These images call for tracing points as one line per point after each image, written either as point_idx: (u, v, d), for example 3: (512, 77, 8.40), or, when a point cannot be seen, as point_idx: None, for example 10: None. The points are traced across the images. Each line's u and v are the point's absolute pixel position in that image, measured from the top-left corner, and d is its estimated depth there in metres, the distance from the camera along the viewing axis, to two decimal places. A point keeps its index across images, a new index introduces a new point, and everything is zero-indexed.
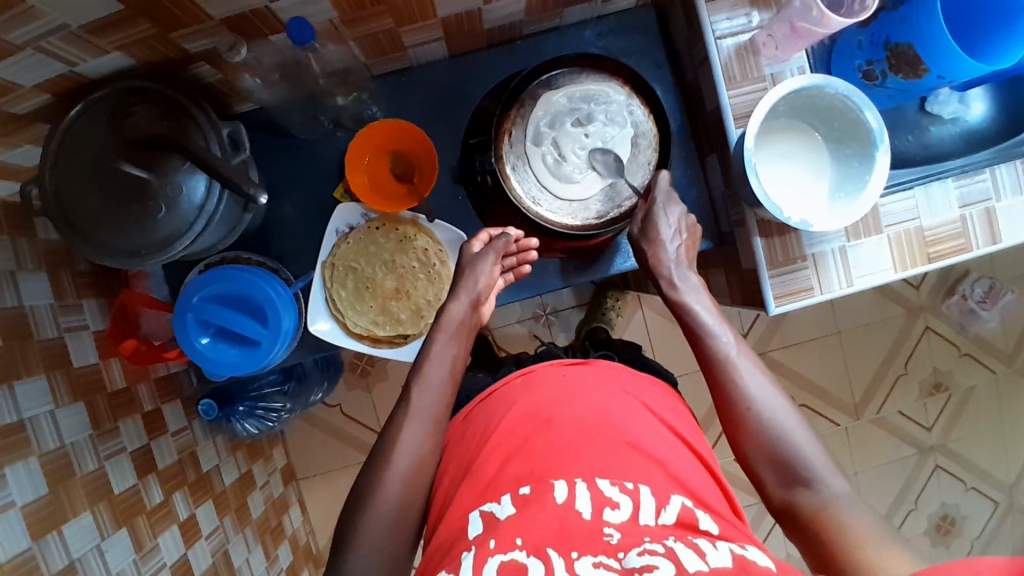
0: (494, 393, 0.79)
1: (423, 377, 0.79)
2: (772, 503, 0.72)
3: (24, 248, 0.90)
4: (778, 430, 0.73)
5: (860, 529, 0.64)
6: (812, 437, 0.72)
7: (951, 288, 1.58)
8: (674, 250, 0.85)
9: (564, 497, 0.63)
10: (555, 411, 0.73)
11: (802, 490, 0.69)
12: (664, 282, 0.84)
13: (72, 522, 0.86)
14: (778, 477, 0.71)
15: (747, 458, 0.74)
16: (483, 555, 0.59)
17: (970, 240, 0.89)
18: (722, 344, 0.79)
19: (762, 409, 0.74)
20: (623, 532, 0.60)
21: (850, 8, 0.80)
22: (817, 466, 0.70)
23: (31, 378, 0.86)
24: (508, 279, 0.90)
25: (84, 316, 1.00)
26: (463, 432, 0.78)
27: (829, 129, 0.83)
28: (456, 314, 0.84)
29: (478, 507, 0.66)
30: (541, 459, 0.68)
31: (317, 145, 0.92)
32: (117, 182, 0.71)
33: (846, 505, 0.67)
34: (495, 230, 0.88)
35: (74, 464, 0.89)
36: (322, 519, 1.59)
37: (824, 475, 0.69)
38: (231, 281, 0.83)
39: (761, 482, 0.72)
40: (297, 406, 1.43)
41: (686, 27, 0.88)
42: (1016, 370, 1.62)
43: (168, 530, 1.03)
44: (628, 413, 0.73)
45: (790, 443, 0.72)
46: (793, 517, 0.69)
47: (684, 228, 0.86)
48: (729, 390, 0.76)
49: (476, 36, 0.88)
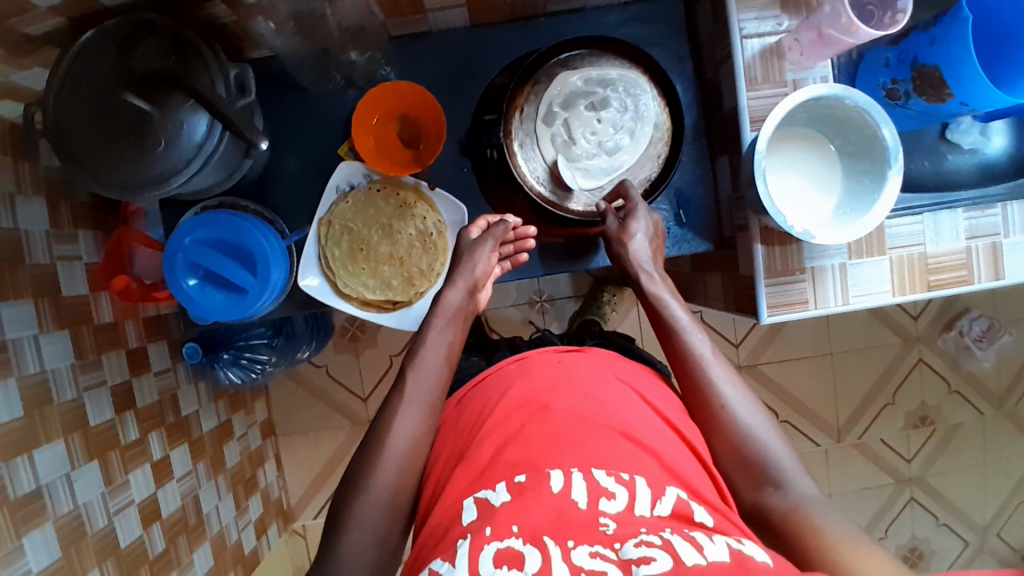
0: (488, 378, 0.79)
1: (417, 362, 0.77)
2: (743, 510, 0.69)
3: (24, 172, 0.89)
4: (751, 431, 0.71)
5: (830, 530, 0.62)
6: (784, 440, 0.71)
7: (950, 322, 1.57)
8: (643, 246, 0.83)
9: (561, 485, 0.61)
10: (550, 398, 0.71)
11: (771, 492, 0.67)
12: (642, 276, 0.82)
13: (44, 448, 0.86)
14: (747, 477, 0.69)
15: (718, 458, 0.72)
16: (479, 542, 0.57)
17: (972, 273, 0.88)
18: (698, 345, 0.77)
19: (737, 409, 0.72)
20: (620, 522, 0.58)
21: (881, 19, 0.77)
22: (788, 470, 0.68)
23: (17, 302, 0.86)
24: (505, 266, 0.90)
25: (78, 247, 0.99)
26: (457, 417, 0.77)
27: (844, 143, 0.82)
28: (453, 301, 0.83)
29: (472, 495, 0.64)
30: (536, 447, 0.66)
31: (326, 100, 0.91)
32: (119, 113, 0.70)
33: (817, 508, 0.64)
34: (495, 216, 0.88)
35: (52, 392, 0.89)
36: (296, 475, 1.60)
37: (790, 476, 0.68)
38: (224, 228, 0.83)
39: (732, 484, 0.71)
40: (283, 361, 1.39)
41: (711, 22, 0.86)
42: (1005, 413, 1.61)
43: (141, 469, 1.04)
44: (621, 403, 0.72)
45: (763, 443, 0.70)
46: (765, 522, 0.67)
47: (652, 229, 0.84)
48: (704, 387, 0.75)
49: (498, 6, 0.86)
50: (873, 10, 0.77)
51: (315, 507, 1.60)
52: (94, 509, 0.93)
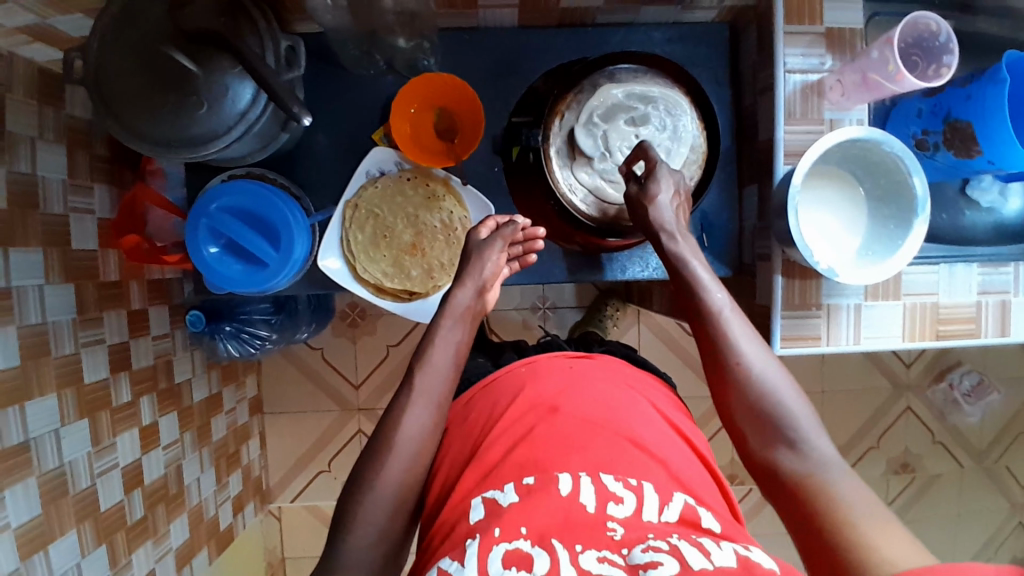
0: (496, 380, 0.78)
1: (428, 362, 0.74)
2: (755, 464, 0.71)
3: (48, 117, 0.88)
4: (769, 390, 0.71)
5: (846, 493, 0.62)
6: (802, 398, 0.71)
7: (941, 374, 1.60)
8: (667, 207, 0.80)
9: (569, 489, 0.61)
10: (560, 401, 0.71)
11: (784, 450, 0.68)
12: (664, 237, 0.80)
13: (36, 401, 0.84)
14: (759, 433, 0.70)
15: (732, 414, 0.73)
16: (487, 542, 0.56)
17: (980, 327, 0.89)
18: (716, 300, 0.75)
19: (755, 368, 0.72)
20: (627, 527, 0.58)
21: (925, 71, 0.79)
22: (802, 428, 0.68)
23: (26, 248, 0.84)
24: (513, 267, 0.87)
25: (92, 201, 0.97)
26: (465, 416, 0.77)
27: (873, 187, 0.83)
28: (462, 300, 0.80)
29: (478, 493, 0.64)
30: (544, 448, 0.66)
31: (365, 83, 0.91)
32: (163, 70, 0.70)
33: (831, 471, 0.65)
34: (503, 218, 0.85)
35: (51, 344, 0.87)
36: (277, 456, 1.58)
37: (809, 436, 0.68)
38: (248, 197, 0.82)
39: (743, 440, 0.72)
40: (282, 339, 1.37)
41: (756, 52, 0.87)
42: (984, 469, 1.64)
43: (128, 432, 1.02)
44: (629, 409, 0.72)
45: (778, 401, 0.70)
46: (776, 479, 0.68)
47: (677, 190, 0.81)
48: (721, 346, 0.73)
49: (549, 11, 0.86)
50: (918, 60, 0.79)
51: (294, 489, 1.58)
52: (78, 468, 0.91)
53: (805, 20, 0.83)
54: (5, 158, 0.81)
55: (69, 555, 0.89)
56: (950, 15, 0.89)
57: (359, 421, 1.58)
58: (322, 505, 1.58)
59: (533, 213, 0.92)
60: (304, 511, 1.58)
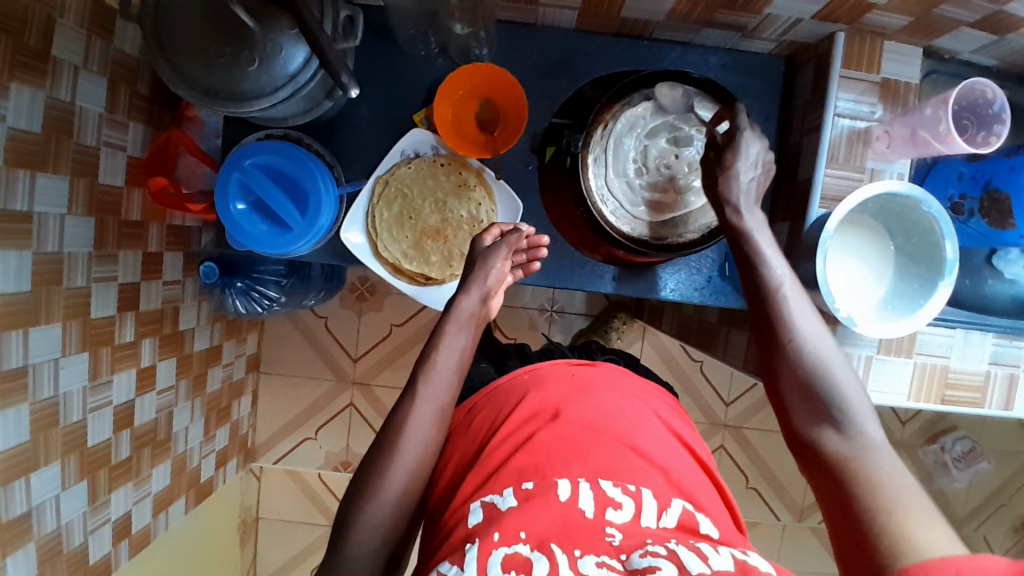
0: (501, 386, 0.79)
1: (431, 369, 0.74)
2: (796, 441, 0.67)
3: (95, 48, 0.88)
4: (822, 367, 0.67)
5: (887, 481, 0.59)
6: (857, 380, 0.67)
7: (934, 437, 1.60)
8: (748, 182, 0.77)
9: (568, 495, 0.61)
10: (562, 407, 0.71)
11: (830, 432, 0.65)
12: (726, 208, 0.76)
13: (41, 328, 0.84)
14: (807, 411, 0.66)
15: (781, 388, 0.69)
16: (487, 546, 0.56)
17: (985, 397, 0.90)
18: (776, 273, 0.72)
19: (808, 345, 0.68)
20: (626, 533, 0.59)
21: (974, 136, 0.78)
22: (855, 412, 0.65)
23: (55, 176, 0.84)
24: (516, 274, 0.86)
25: (126, 138, 0.97)
26: (469, 422, 0.77)
27: (904, 244, 0.83)
28: (467, 306, 0.79)
29: (478, 497, 0.64)
30: (545, 453, 0.66)
31: (415, 63, 0.91)
32: (222, 20, 0.70)
33: (879, 456, 0.61)
34: (508, 226, 0.84)
35: (64, 274, 0.87)
36: (266, 417, 1.59)
37: (857, 419, 0.64)
38: (277, 158, 0.82)
39: (787, 414, 0.68)
40: (290, 302, 1.37)
41: (808, 91, 0.87)
42: (962, 536, 1.63)
43: (126, 371, 1.03)
44: (632, 418, 0.73)
45: (832, 380, 0.66)
46: (817, 457, 0.65)
47: (762, 162, 0.78)
48: (775, 319, 0.70)
49: (609, 20, 0.86)
50: (968, 124, 0.78)
51: (278, 452, 1.59)
52: (72, 400, 0.91)
53: (863, 67, 0.83)
54: (47, 83, 0.81)
55: (50, 485, 0.89)
56: (1006, 85, 0.89)
57: (352, 394, 1.59)
58: (303, 471, 1.59)
59: (561, 215, 0.92)
60: (284, 475, 1.59)
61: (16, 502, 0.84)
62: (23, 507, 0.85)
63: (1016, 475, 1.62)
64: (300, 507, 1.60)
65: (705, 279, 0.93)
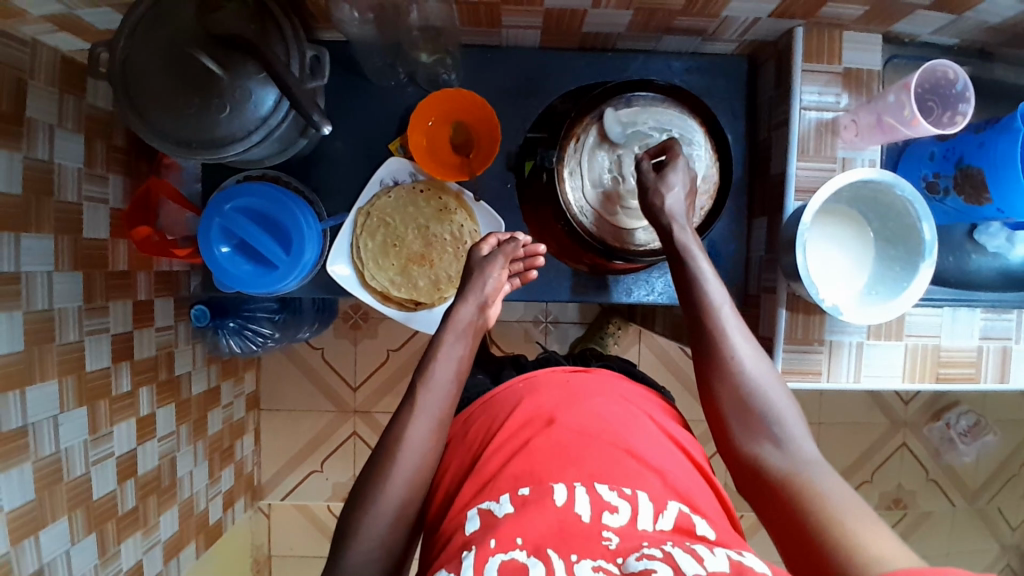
0: (496, 396, 0.79)
1: (429, 379, 0.75)
2: (736, 461, 0.69)
3: (68, 105, 0.89)
4: (755, 384, 0.69)
5: (830, 491, 0.61)
6: (791, 399, 0.70)
7: (938, 413, 1.60)
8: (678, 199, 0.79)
9: (563, 499, 0.61)
10: (557, 414, 0.72)
11: (769, 448, 0.67)
12: (675, 228, 0.78)
13: (37, 386, 0.85)
14: (746, 430, 0.69)
15: (719, 408, 0.71)
16: (483, 554, 0.57)
17: (980, 372, 0.90)
18: (714, 293, 0.74)
19: (744, 364, 0.70)
20: (622, 536, 0.58)
21: (941, 117, 0.79)
22: (788, 425, 0.68)
23: (39, 235, 0.84)
24: (515, 283, 0.88)
25: (106, 190, 0.98)
26: (466, 432, 0.78)
27: (882, 228, 0.84)
28: (463, 316, 0.80)
29: (476, 505, 0.65)
30: (540, 460, 0.66)
31: (386, 93, 0.92)
32: (190, 71, 0.71)
33: (817, 469, 0.64)
34: (506, 235, 0.86)
35: (56, 331, 0.87)
36: (270, 453, 1.59)
37: (793, 435, 0.67)
38: (260, 198, 0.83)
39: (727, 434, 0.70)
40: (284, 338, 1.38)
41: (773, 88, 0.89)
42: (976, 509, 1.63)
43: (125, 422, 1.03)
44: (627, 421, 0.73)
45: (767, 400, 0.69)
46: (759, 475, 0.67)
47: (689, 179, 0.80)
48: (712, 339, 0.72)
49: (572, 35, 0.88)
50: (933, 106, 0.80)
51: (285, 487, 1.59)
52: (74, 455, 0.91)
53: (824, 59, 0.84)
54: (23, 144, 0.82)
55: (59, 542, 0.89)
56: (967, 63, 0.90)
57: (354, 423, 1.58)
58: (312, 504, 1.58)
59: (543, 231, 0.93)
60: (293, 510, 1.58)
61: (26, 561, 0.84)
62: (33, 566, 0.85)
63: None
64: (312, 541, 1.59)
65: None
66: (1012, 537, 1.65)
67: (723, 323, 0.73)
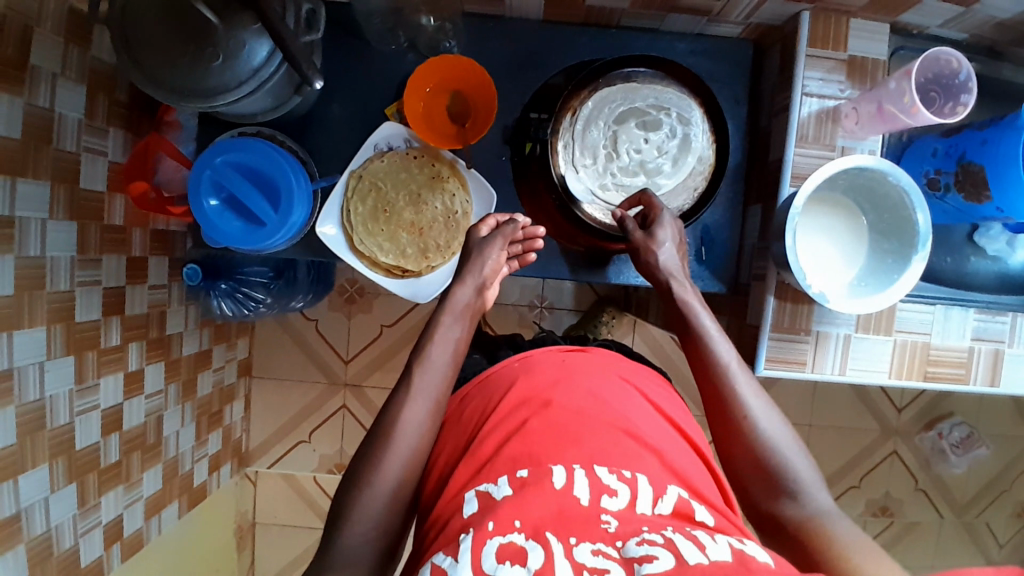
0: (493, 374, 0.79)
1: (424, 359, 0.75)
2: (759, 517, 0.70)
3: (73, 56, 0.89)
4: (767, 440, 0.71)
5: (848, 538, 0.63)
6: (806, 454, 0.71)
7: (931, 423, 1.58)
8: (669, 253, 0.81)
9: (562, 482, 0.61)
10: (553, 395, 0.71)
11: (787, 501, 0.68)
12: (673, 283, 0.80)
13: (25, 331, 0.85)
14: (763, 487, 0.70)
15: (735, 466, 0.72)
16: (481, 537, 0.55)
17: (969, 373, 0.89)
18: (723, 352, 0.75)
19: (759, 422, 0.71)
20: (621, 520, 0.58)
21: (942, 107, 0.79)
22: (804, 480, 0.68)
23: (35, 181, 0.85)
24: (512, 266, 0.87)
25: (106, 144, 0.98)
26: (461, 412, 0.77)
27: (877, 220, 0.83)
28: (462, 296, 0.81)
29: (473, 487, 0.64)
30: (538, 441, 0.65)
31: (386, 58, 0.92)
32: (186, 18, 0.71)
33: (832, 520, 0.65)
34: (504, 216, 0.86)
35: (47, 278, 0.88)
36: (260, 422, 1.59)
37: (807, 488, 0.68)
38: (252, 154, 0.83)
39: (747, 491, 0.71)
40: (275, 305, 1.36)
41: (776, 74, 0.88)
42: (964, 523, 1.61)
43: (112, 376, 1.03)
44: (622, 402, 0.72)
45: (782, 456, 0.70)
46: (778, 527, 0.68)
47: (677, 235, 0.82)
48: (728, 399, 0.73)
49: (576, 9, 0.87)
50: (934, 96, 0.79)
51: (273, 456, 1.60)
52: (58, 404, 0.92)
53: (828, 46, 0.83)
54: (25, 91, 0.82)
55: (38, 488, 0.90)
56: (976, 59, 0.89)
57: (344, 397, 1.59)
58: (298, 475, 1.59)
59: (539, 211, 0.93)
60: (279, 479, 1.59)
61: (4, 505, 0.85)
62: (10, 510, 0.86)
63: (1017, 460, 1.60)
64: (296, 511, 1.60)
65: None
66: (999, 554, 1.63)
67: (733, 381, 0.73)
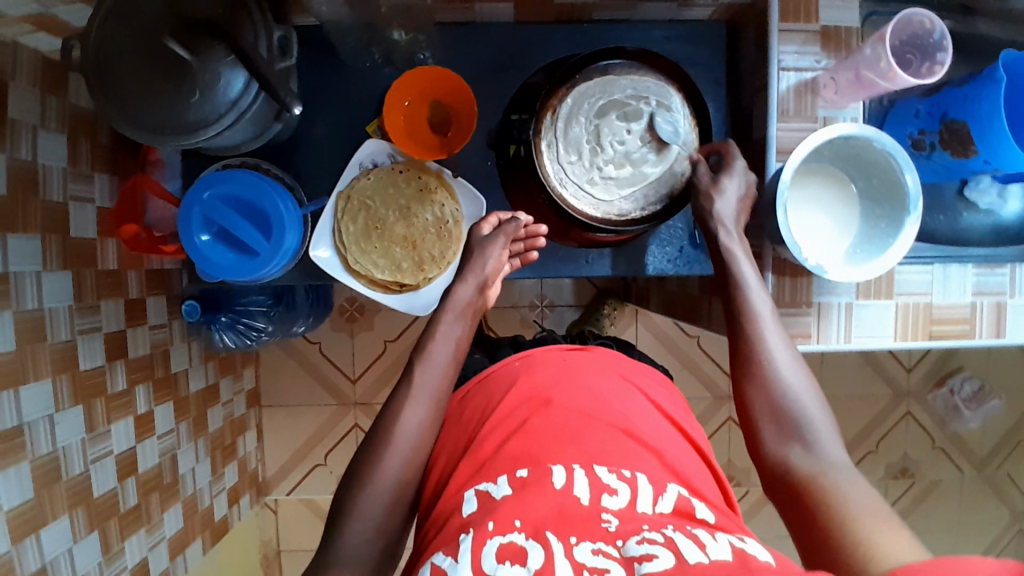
0: (493, 374, 0.79)
1: (425, 355, 0.76)
2: (767, 471, 0.69)
3: (51, 105, 0.89)
4: (794, 398, 0.71)
5: (854, 495, 0.61)
6: (829, 415, 0.70)
7: (942, 380, 1.58)
8: (734, 205, 0.81)
9: (562, 482, 0.60)
10: (553, 394, 0.71)
11: (796, 449, 0.68)
12: (720, 230, 0.81)
13: (31, 385, 0.85)
14: (776, 432, 0.70)
15: (750, 412, 0.72)
16: (481, 536, 0.55)
17: (974, 328, 0.89)
18: (755, 299, 0.77)
19: (781, 369, 0.72)
20: (621, 518, 0.57)
21: (919, 69, 0.78)
22: (819, 431, 0.68)
23: (26, 235, 0.85)
24: (514, 264, 0.87)
25: (92, 190, 0.98)
26: (461, 411, 0.77)
27: (866, 186, 0.83)
28: (463, 295, 0.81)
29: (472, 487, 0.64)
30: (538, 440, 0.65)
31: (362, 75, 0.92)
32: (160, 55, 0.71)
33: (840, 474, 0.64)
34: (506, 214, 0.86)
35: (47, 331, 0.88)
36: (274, 449, 1.59)
37: (822, 442, 0.68)
38: (240, 184, 0.83)
39: (758, 441, 0.71)
40: (278, 332, 1.36)
41: (751, 51, 0.88)
42: (984, 477, 1.61)
43: (123, 420, 1.03)
44: (622, 400, 0.72)
45: (800, 405, 0.70)
46: (786, 476, 0.67)
47: (746, 192, 0.82)
48: (752, 342, 0.75)
49: (546, 7, 0.87)
50: (911, 58, 0.79)
51: (290, 482, 1.60)
52: (72, 453, 0.92)
53: (800, 18, 0.83)
54: (7, 144, 0.82)
55: (61, 539, 0.90)
56: (948, 17, 0.89)
57: (356, 416, 1.59)
58: (318, 498, 1.59)
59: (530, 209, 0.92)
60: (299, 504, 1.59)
61: (28, 559, 0.85)
62: (35, 564, 0.86)
63: None
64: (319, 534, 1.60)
65: (677, 250, 0.95)
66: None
67: (761, 328, 0.75)
